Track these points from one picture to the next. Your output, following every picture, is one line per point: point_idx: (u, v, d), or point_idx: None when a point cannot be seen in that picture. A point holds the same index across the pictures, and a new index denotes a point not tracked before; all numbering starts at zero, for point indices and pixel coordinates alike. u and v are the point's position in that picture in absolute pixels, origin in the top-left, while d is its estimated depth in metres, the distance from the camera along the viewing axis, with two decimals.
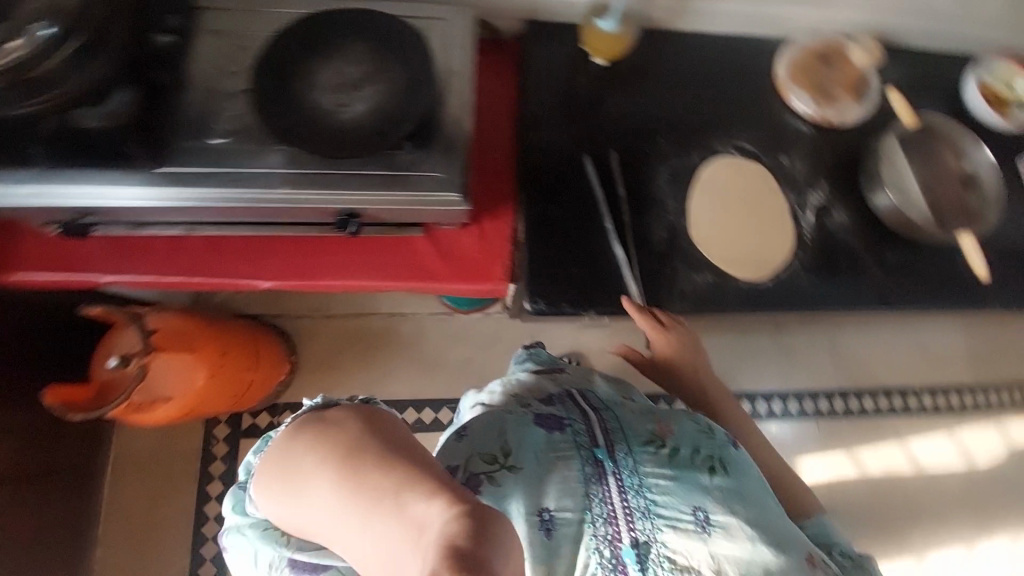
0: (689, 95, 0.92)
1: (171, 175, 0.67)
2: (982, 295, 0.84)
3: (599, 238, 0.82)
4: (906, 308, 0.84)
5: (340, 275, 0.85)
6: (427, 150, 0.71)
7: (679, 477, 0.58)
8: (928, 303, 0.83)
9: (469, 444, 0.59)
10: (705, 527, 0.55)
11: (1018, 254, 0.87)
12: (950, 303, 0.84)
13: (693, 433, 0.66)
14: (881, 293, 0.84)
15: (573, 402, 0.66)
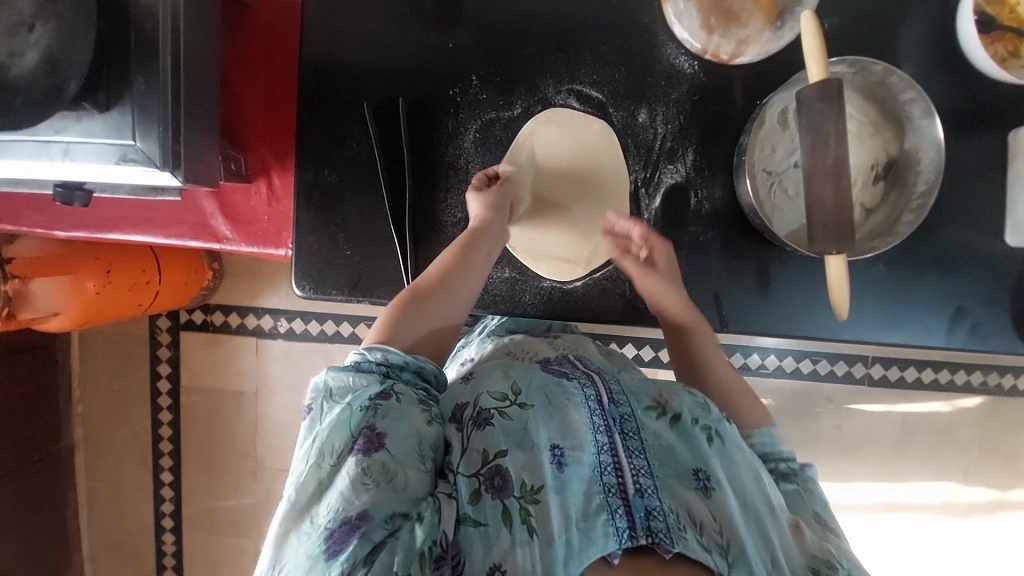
0: (536, 22, 0.67)
1: None
2: (844, 322, 0.69)
3: (378, 215, 0.69)
4: (747, 331, 0.69)
5: (126, 235, 0.78)
6: (121, 109, 0.58)
7: (680, 440, 0.54)
8: (773, 325, 0.69)
9: (474, 388, 0.55)
10: (705, 484, 0.51)
11: (912, 275, 0.69)
12: (802, 327, 0.69)
13: (689, 399, 0.58)
14: (719, 301, 0.69)
15: (569, 366, 0.60)
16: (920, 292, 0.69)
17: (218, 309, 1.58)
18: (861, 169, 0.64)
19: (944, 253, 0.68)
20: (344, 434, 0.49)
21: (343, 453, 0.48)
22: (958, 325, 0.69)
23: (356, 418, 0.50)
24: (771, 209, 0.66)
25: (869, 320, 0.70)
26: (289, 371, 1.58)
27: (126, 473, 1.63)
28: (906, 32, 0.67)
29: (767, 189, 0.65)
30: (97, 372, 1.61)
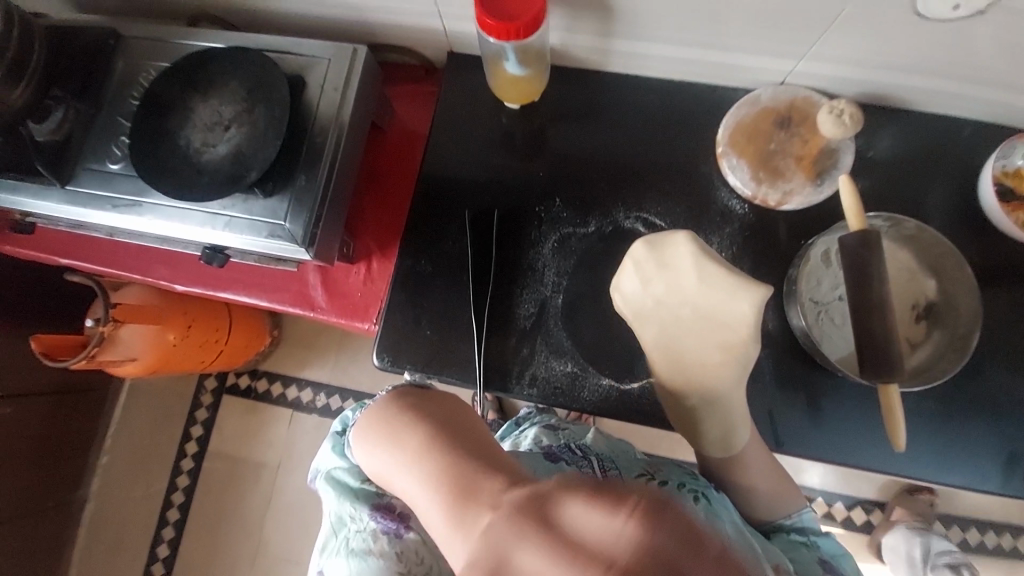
0: (611, 161, 0.83)
1: (76, 193, 0.78)
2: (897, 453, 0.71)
3: (460, 300, 0.79)
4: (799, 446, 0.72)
5: (235, 294, 0.90)
6: (280, 197, 0.73)
7: None
8: (822, 444, 0.72)
9: None
10: None
11: (964, 415, 0.71)
12: (851, 449, 0.71)
13: (680, 471, 0.68)
14: (772, 418, 0.73)
15: (573, 452, 0.69)
16: (972, 433, 0.71)
17: (265, 375, 1.65)
18: (902, 307, 0.71)
19: (992, 397, 0.71)
20: (363, 503, 0.65)
21: (362, 518, 0.64)
22: (1009, 472, 0.70)
23: (363, 493, 0.66)
24: (819, 335, 0.72)
25: (919, 455, 0.71)
26: (315, 446, 1.58)
27: (126, 538, 1.57)
28: (930, 196, 0.78)
29: (808, 317, 0.72)
30: (133, 424, 1.64)
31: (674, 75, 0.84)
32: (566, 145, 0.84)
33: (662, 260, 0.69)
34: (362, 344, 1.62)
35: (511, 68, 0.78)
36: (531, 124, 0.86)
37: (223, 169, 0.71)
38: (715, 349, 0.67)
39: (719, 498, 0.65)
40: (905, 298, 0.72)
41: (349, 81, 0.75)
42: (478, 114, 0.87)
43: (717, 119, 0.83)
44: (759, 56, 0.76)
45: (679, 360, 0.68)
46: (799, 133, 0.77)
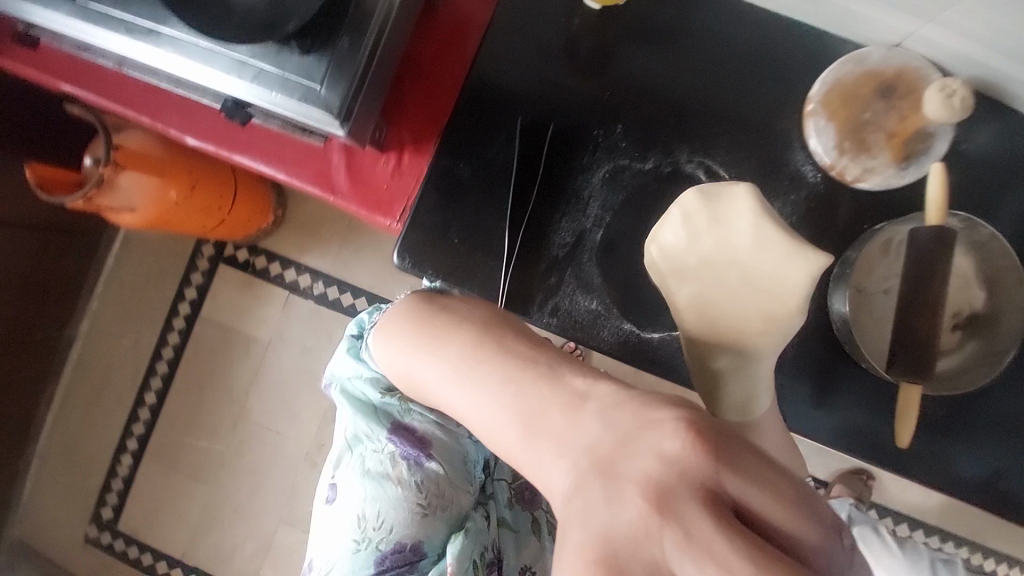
0: (687, 94, 0.74)
1: (82, 0, 0.67)
2: (891, 448, 0.72)
3: (495, 214, 0.74)
4: (800, 423, 0.73)
5: (251, 160, 0.83)
6: (318, 54, 0.64)
7: None
8: (822, 426, 0.73)
9: None
10: None
11: (967, 427, 0.72)
12: (848, 436, 0.73)
13: None
14: (782, 394, 0.72)
15: None
16: (968, 445, 0.72)
17: (264, 254, 1.61)
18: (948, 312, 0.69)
19: (999, 415, 0.71)
20: (380, 425, 0.74)
21: (381, 440, 0.74)
22: (988, 485, 0.72)
23: (382, 414, 0.75)
24: (858, 323, 0.69)
25: (910, 455, 0.72)
26: (307, 333, 1.59)
27: (114, 383, 1.61)
28: (1012, 204, 0.72)
29: (850, 303, 0.69)
30: (124, 277, 1.62)
31: (782, 8, 0.73)
32: (642, 64, 0.75)
33: (714, 210, 0.63)
34: (368, 242, 1.57)
35: None
36: (608, 31, 0.75)
37: (257, 5, 0.62)
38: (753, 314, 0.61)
39: None
40: (953, 304, 0.69)
41: None
42: (551, 6, 0.75)
43: (814, 71, 0.74)
44: (885, 7, 0.66)
45: (713, 322, 0.63)
46: (902, 106, 0.69)
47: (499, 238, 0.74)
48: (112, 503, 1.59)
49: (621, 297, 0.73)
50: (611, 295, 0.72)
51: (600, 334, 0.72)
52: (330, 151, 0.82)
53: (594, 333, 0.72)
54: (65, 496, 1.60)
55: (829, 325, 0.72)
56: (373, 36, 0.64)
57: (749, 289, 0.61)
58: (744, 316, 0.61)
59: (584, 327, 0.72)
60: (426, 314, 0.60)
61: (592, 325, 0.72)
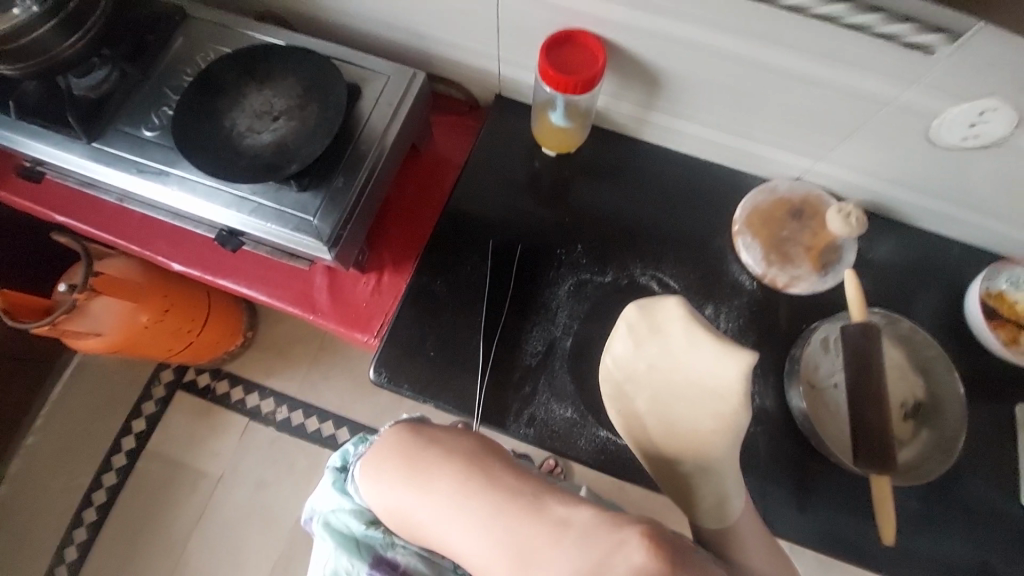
0: (633, 219, 0.86)
1: (101, 151, 0.76)
2: (879, 549, 0.71)
3: (468, 327, 0.78)
4: (786, 528, 0.71)
5: (234, 284, 0.87)
6: (314, 193, 0.73)
7: None
8: (809, 530, 0.71)
9: None
10: None
11: (944, 519, 0.72)
12: (836, 539, 0.71)
13: None
14: (763, 496, 0.72)
15: None
16: (951, 539, 0.72)
17: (228, 376, 1.55)
18: (894, 402, 0.74)
19: (969, 505, 0.73)
20: (362, 557, 0.69)
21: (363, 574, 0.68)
22: None
23: (364, 546, 0.69)
24: (817, 417, 0.73)
25: (899, 554, 0.71)
26: (264, 462, 1.47)
27: (28, 536, 1.40)
28: (921, 302, 0.83)
29: (806, 398, 0.74)
30: (67, 408, 1.50)
31: (702, 154, 0.90)
32: (593, 196, 0.88)
33: (653, 319, 0.67)
34: (340, 360, 1.56)
35: (556, 118, 0.83)
36: (563, 171, 0.90)
37: (263, 156, 0.72)
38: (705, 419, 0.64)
39: None
40: (898, 394, 0.75)
41: (403, 101, 0.79)
42: (514, 152, 0.90)
43: (736, 199, 0.88)
44: (779, 150, 0.83)
45: (670, 427, 0.66)
46: (811, 226, 0.83)
47: (474, 350, 0.77)
48: None
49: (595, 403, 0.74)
50: (586, 401, 0.74)
51: (578, 442, 0.72)
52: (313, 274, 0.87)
53: (572, 441, 0.72)
54: None
55: (793, 421, 0.75)
56: (364, 179, 0.75)
57: (698, 394, 0.64)
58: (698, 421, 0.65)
59: (562, 435, 0.73)
60: (414, 446, 0.61)
61: (570, 433, 0.73)
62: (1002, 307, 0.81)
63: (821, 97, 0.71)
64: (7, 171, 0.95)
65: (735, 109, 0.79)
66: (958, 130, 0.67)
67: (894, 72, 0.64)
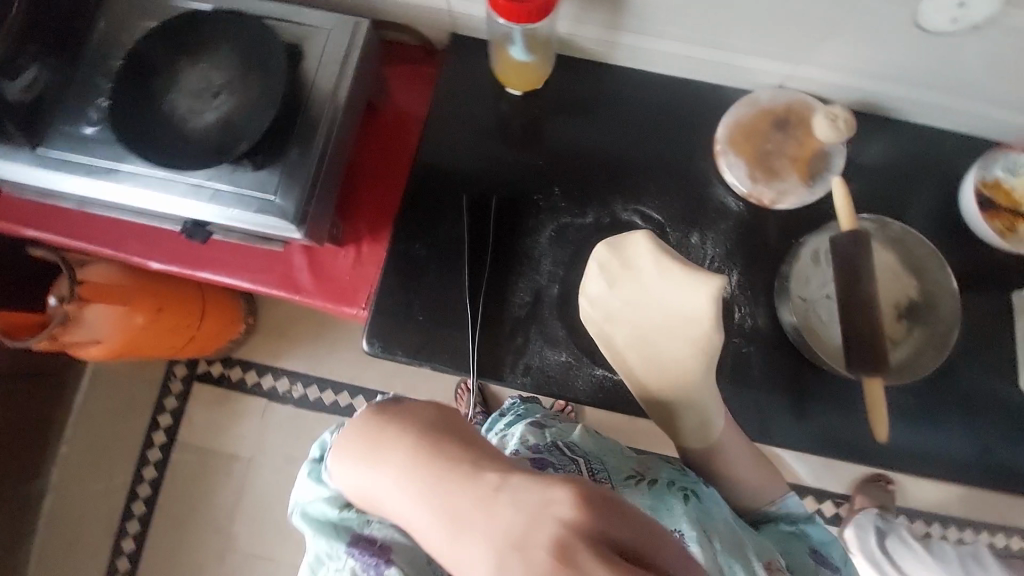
0: (609, 153, 0.83)
1: (45, 155, 0.73)
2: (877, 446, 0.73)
3: (453, 287, 0.78)
4: (785, 439, 0.74)
5: (215, 274, 0.86)
6: (271, 170, 0.70)
7: (657, 501, 0.66)
8: (807, 438, 0.74)
9: None
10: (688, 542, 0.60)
11: (941, 410, 0.74)
12: (836, 442, 0.74)
13: (667, 468, 0.71)
14: (763, 412, 0.74)
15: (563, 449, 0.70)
16: (948, 428, 0.74)
17: (239, 364, 1.58)
18: (887, 306, 0.74)
19: (967, 394, 0.74)
20: (340, 541, 0.60)
21: (342, 560, 0.59)
22: (978, 464, 0.73)
23: (343, 526, 0.61)
24: (809, 331, 0.73)
25: (898, 449, 0.73)
26: (290, 439, 1.54)
27: (87, 531, 1.50)
28: (915, 200, 0.81)
29: (796, 313, 0.73)
30: (92, 413, 1.55)
31: (677, 71, 0.84)
32: (566, 134, 0.84)
33: (625, 254, 0.69)
34: (344, 334, 1.58)
35: (515, 53, 0.78)
36: (531, 112, 0.85)
37: (209, 137, 0.68)
38: (683, 344, 0.67)
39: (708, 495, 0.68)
40: (893, 298, 0.74)
41: (348, 56, 0.73)
42: (478, 98, 0.85)
43: (716, 117, 0.84)
44: (757, 58, 0.78)
45: (652, 359, 0.68)
46: (797, 134, 0.79)
47: (461, 309, 0.77)
48: None
49: (587, 344, 0.75)
50: (579, 345, 0.74)
51: (573, 381, 0.74)
52: (290, 255, 0.86)
53: (570, 384, 0.74)
54: None
55: (787, 338, 0.75)
56: (320, 148, 0.71)
57: (674, 322, 0.67)
58: (677, 347, 0.67)
59: (559, 379, 0.74)
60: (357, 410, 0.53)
61: (566, 376, 0.74)
62: (1000, 193, 0.78)
63: None
64: None
65: (703, 19, 0.72)
66: (946, 11, 0.61)
67: None
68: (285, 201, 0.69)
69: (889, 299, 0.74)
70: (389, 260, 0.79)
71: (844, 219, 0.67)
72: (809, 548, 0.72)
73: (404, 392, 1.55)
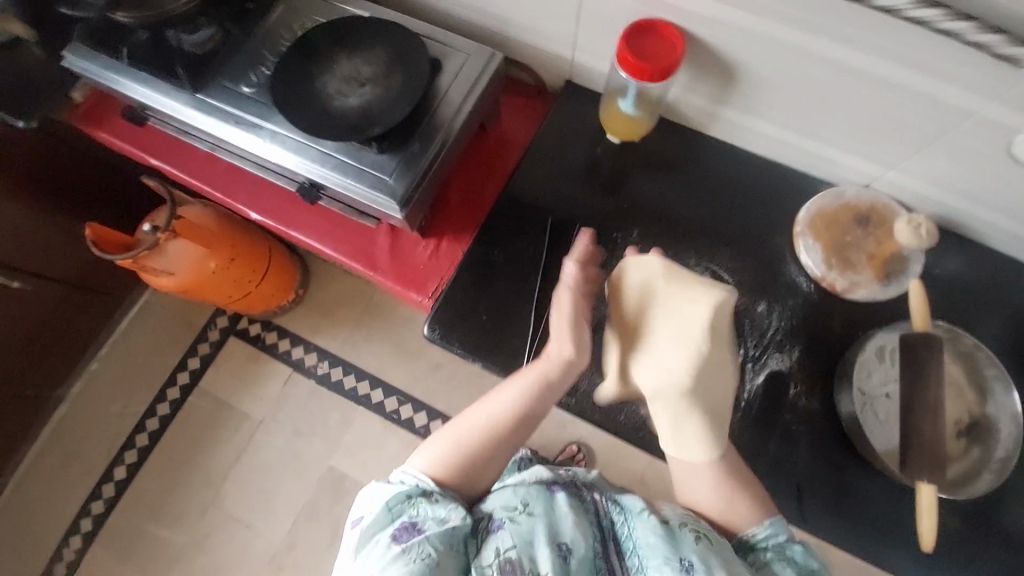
0: (692, 209, 0.87)
1: (201, 99, 0.83)
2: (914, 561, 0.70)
3: (520, 298, 0.81)
4: (818, 529, 0.71)
5: (303, 236, 0.93)
6: (391, 154, 0.77)
7: (666, 537, 0.64)
8: (842, 533, 0.71)
9: (490, 502, 0.70)
10: (694, 568, 0.61)
11: (990, 542, 0.71)
12: (872, 547, 0.71)
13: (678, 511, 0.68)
14: (802, 496, 0.72)
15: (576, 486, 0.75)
16: (996, 563, 0.70)
17: (276, 329, 1.64)
18: (950, 418, 0.72)
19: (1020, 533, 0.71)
20: (390, 527, 0.64)
21: (386, 546, 0.62)
22: None
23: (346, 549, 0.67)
24: (863, 426, 0.73)
25: (936, 571, 0.70)
26: (302, 413, 1.56)
27: (87, 452, 1.53)
28: (988, 323, 0.81)
29: (853, 404, 0.73)
30: (130, 341, 1.62)
31: (769, 152, 0.89)
32: (653, 185, 0.89)
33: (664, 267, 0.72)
34: (381, 326, 1.63)
35: (625, 105, 0.84)
36: (625, 158, 0.91)
37: (348, 116, 0.77)
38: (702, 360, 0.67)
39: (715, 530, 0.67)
40: (955, 412, 0.73)
41: (480, 79, 0.82)
42: (581, 136, 0.92)
43: (799, 202, 0.88)
44: (851, 157, 0.82)
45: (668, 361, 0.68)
46: (877, 234, 0.82)
47: (524, 321, 0.80)
48: None
49: None
50: None
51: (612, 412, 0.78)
52: (375, 236, 0.92)
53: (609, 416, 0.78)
54: None
55: (837, 427, 0.74)
56: (438, 146, 0.79)
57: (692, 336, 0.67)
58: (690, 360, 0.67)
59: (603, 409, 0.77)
60: None
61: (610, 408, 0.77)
62: None
63: (905, 102, 0.70)
64: (116, 117, 1.05)
65: (808, 111, 0.78)
66: None
67: (974, 85, 0.63)
68: (395, 183, 0.76)
69: (951, 412, 0.73)
70: (467, 259, 0.84)
71: (917, 321, 0.69)
72: (797, 573, 0.63)
73: (422, 397, 1.56)
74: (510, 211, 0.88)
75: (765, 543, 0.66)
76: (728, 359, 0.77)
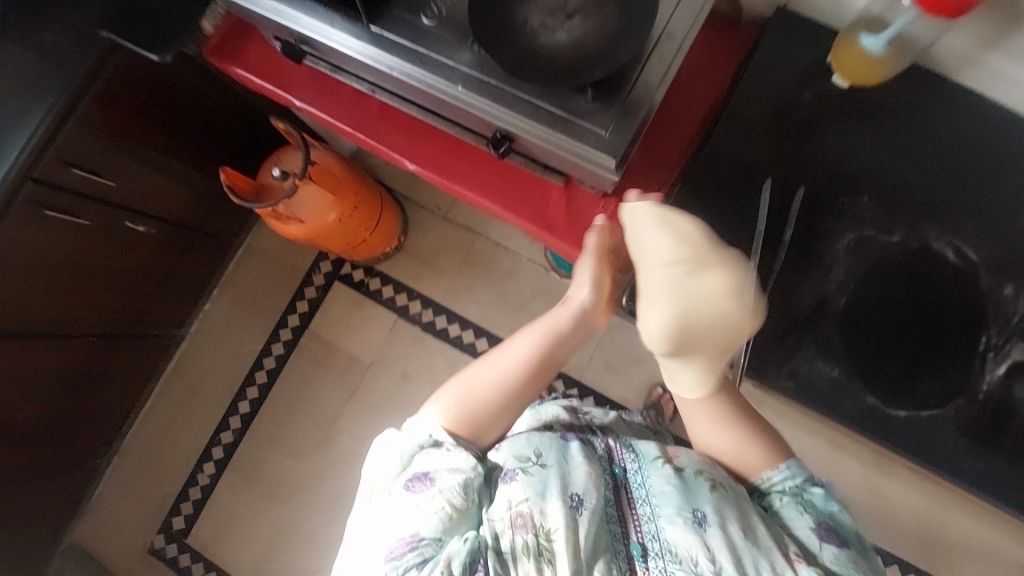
0: (929, 171, 0.75)
1: (376, 34, 0.73)
2: None
3: None
4: None
5: (467, 192, 0.86)
6: (605, 105, 0.68)
7: (682, 487, 0.66)
8: None
9: (504, 452, 0.70)
10: (705, 519, 0.62)
11: None
12: None
13: (694, 460, 0.69)
14: None
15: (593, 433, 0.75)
16: None
17: (379, 275, 1.62)
18: None
19: None
20: (404, 475, 0.67)
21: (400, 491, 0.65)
22: None
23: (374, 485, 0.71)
24: None
25: None
26: (409, 358, 1.58)
27: (212, 387, 1.62)
28: None
29: None
30: (239, 282, 1.63)
31: None
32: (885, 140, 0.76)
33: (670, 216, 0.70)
34: (484, 276, 1.59)
35: (870, 42, 0.70)
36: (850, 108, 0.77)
37: (559, 58, 0.66)
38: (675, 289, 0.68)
39: (720, 477, 0.68)
40: None
41: (705, 6, 0.68)
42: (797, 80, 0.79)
43: None
44: None
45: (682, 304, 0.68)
46: None
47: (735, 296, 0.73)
48: (183, 514, 1.57)
49: (862, 367, 0.71)
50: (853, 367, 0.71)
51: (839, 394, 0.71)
52: (548, 194, 0.85)
53: (838, 403, 0.70)
54: (135, 500, 1.59)
55: None
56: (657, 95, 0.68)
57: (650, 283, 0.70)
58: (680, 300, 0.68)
59: (829, 394, 0.71)
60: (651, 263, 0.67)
61: (837, 393, 0.71)
62: None
63: None
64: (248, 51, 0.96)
65: None
66: None
67: None
68: (610, 139, 0.68)
69: None
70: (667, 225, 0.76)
71: None
72: (813, 518, 0.66)
73: None
74: (716, 170, 0.77)
75: (779, 486, 0.69)
76: (964, 347, 0.70)
